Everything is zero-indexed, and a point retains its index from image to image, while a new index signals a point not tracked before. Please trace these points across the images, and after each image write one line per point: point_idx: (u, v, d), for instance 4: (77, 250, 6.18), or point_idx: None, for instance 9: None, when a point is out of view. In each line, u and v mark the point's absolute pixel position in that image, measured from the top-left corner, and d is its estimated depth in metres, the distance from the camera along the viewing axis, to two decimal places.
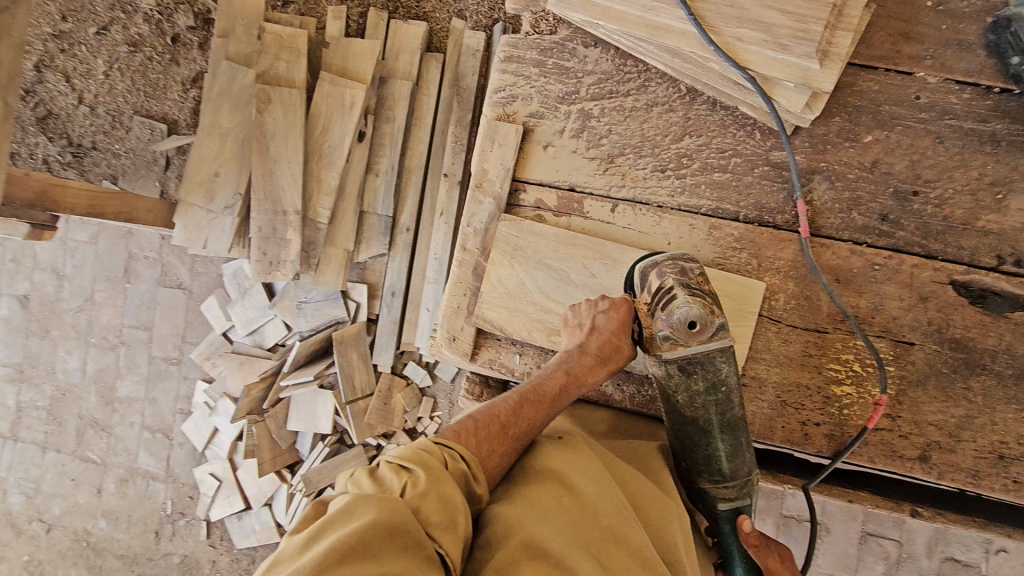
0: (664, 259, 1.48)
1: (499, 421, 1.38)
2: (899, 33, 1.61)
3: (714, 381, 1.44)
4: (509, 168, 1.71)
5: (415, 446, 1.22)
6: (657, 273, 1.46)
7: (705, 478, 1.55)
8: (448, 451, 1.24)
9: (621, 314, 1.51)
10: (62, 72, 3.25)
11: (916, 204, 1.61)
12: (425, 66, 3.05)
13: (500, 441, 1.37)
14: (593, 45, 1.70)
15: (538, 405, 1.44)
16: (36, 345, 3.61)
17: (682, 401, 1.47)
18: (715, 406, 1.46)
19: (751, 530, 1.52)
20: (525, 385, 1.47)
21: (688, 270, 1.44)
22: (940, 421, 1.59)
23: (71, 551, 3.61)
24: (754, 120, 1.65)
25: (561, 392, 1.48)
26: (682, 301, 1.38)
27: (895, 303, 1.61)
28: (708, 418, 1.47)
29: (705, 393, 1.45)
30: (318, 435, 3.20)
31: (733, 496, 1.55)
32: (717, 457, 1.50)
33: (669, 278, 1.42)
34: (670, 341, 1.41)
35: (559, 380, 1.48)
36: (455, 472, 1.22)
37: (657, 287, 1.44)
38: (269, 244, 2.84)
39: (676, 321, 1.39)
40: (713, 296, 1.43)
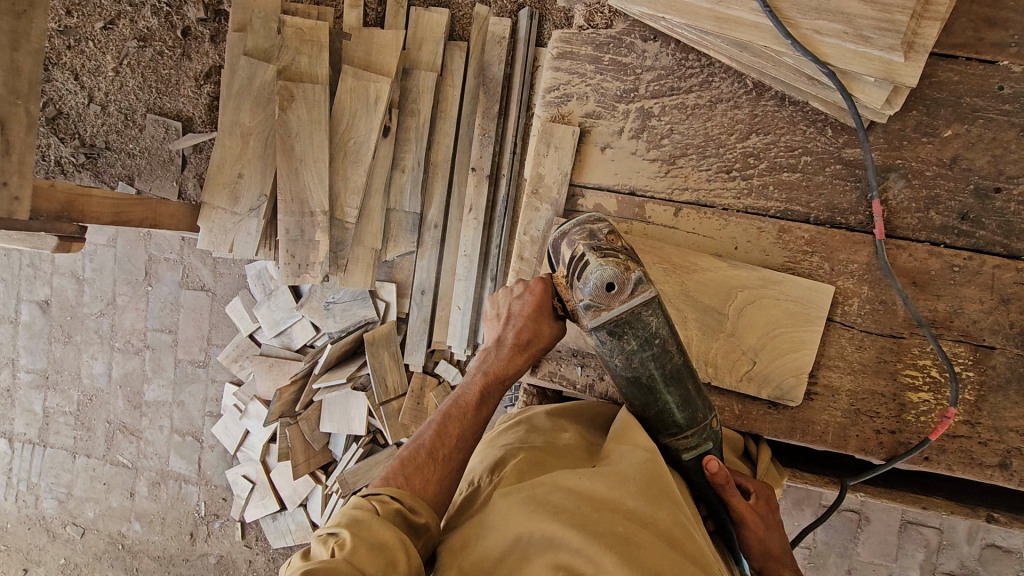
0: (570, 225, 1.32)
1: (425, 449, 1.27)
2: (982, 19, 1.50)
3: (646, 337, 1.29)
4: (567, 172, 1.64)
5: (344, 510, 1.18)
6: (567, 243, 1.31)
7: (665, 434, 1.43)
8: (375, 498, 1.19)
9: (537, 294, 1.38)
10: (70, 70, 3.14)
11: (998, 201, 1.53)
12: (448, 55, 2.90)
13: (433, 469, 1.26)
14: (652, 39, 1.61)
15: (463, 417, 1.33)
16: (60, 351, 3.57)
17: (620, 364, 1.33)
18: (654, 361, 1.32)
19: (717, 469, 1.40)
20: (447, 402, 1.36)
21: (596, 231, 1.29)
22: (1021, 426, 1.54)
23: (107, 554, 3.63)
24: (826, 116, 1.56)
25: (486, 396, 1.36)
26: (594, 266, 1.24)
27: (974, 306, 1.54)
28: (649, 375, 1.34)
29: (640, 350, 1.30)
30: (352, 436, 3.17)
31: (695, 443, 1.43)
32: (669, 411, 1.38)
33: (578, 244, 1.27)
34: (592, 309, 1.25)
35: (479, 385, 1.36)
36: (389, 515, 1.16)
37: (569, 258, 1.29)
38: (297, 246, 2.74)
39: (593, 287, 1.24)
40: (628, 252, 1.28)
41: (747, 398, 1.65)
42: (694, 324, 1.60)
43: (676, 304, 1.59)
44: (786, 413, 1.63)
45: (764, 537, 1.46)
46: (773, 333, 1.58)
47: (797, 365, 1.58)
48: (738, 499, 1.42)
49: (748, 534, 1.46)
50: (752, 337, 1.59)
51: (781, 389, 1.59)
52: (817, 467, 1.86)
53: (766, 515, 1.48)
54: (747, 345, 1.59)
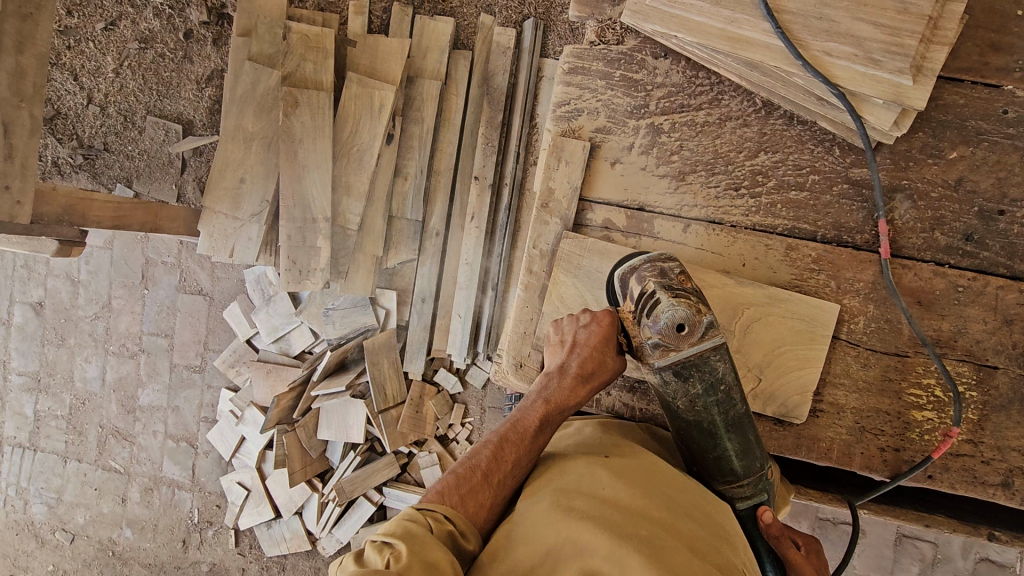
0: (641, 262, 1.38)
1: (481, 470, 1.29)
2: (988, 44, 1.53)
3: (711, 381, 1.35)
4: (577, 187, 1.65)
5: (399, 519, 1.16)
6: (637, 278, 1.36)
7: (721, 480, 1.46)
8: (430, 515, 1.19)
9: (604, 326, 1.40)
10: (70, 70, 3.11)
11: (1002, 224, 1.55)
12: (452, 63, 2.89)
13: (485, 492, 1.28)
14: (663, 56, 1.63)
15: (520, 444, 1.35)
16: (53, 354, 3.53)
17: (682, 406, 1.38)
18: (717, 406, 1.37)
19: (772, 520, 1.46)
20: (505, 424, 1.38)
21: (666, 270, 1.35)
22: (1023, 446, 1.55)
23: (96, 561, 3.58)
24: (834, 135, 1.58)
25: (543, 425, 1.39)
26: (666, 305, 1.28)
27: (978, 326, 1.56)
28: (711, 420, 1.39)
29: (704, 394, 1.36)
30: (350, 444, 3.15)
31: (750, 493, 1.48)
32: (729, 458, 1.42)
33: (650, 282, 1.33)
34: (660, 347, 1.31)
35: (539, 412, 1.38)
36: (441, 535, 1.16)
37: (638, 294, 1.34)
38: (299, 252, 2.70)
39: (663, 325, 1.29)
40: (697, 295, 1.33)
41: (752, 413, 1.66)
42: None
43: None
44: (792, 430, 1.64)
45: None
46: (779, 351, 1.58)
47: (801, 384, 1.59)
48: (791, 547, 1.44)
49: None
50: (758, 354, 1.59)
51: (786, 407, 1.60)
52: (821, 483, 1.87)
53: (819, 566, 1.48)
54: (753, 361, 1.60)
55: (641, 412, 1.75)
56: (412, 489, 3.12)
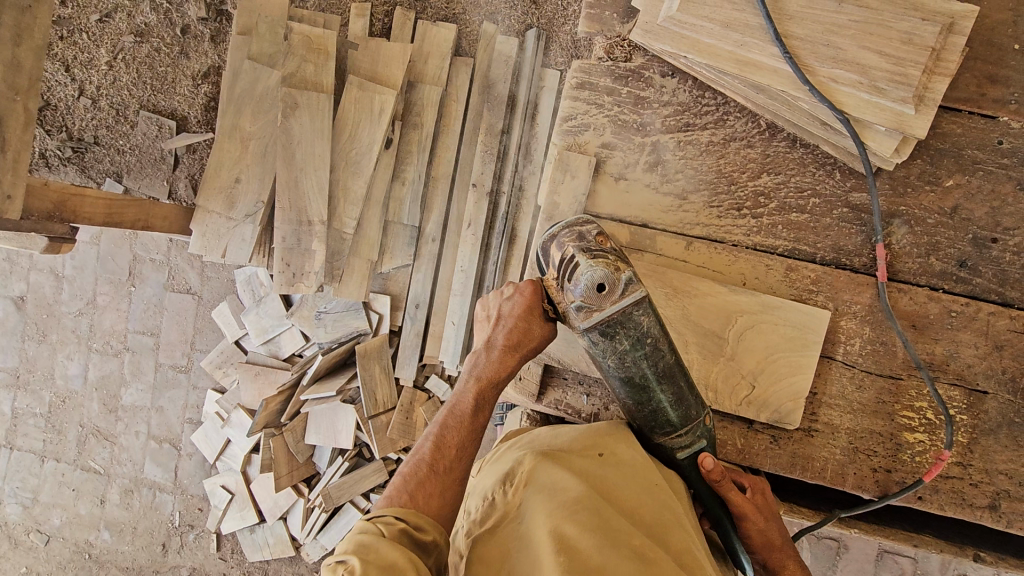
0: (560, 228, 1.29)
1: (425, 463, 1.24)
2: (985, 76, 1.56)
3: (638, 337, 1.24)
4: (582, 202, 1.65)
5: (351, 536, 1.13)
6: (556, 245, 1.27)
7: (659, 432, 1.42)
8: (380, 520, 1.16)
9: (527, 296, 1.34)
10: (62, 61, 3.00)
11: (995, 251, 1.58)
12: (454, 70, 2.88)
13: (435, 483, 1.23)
14: (670, 75, 1.66)
15: (461, 428, 1.29)
16: (33, 350, 3.45)
17: (614, 364, 1.28)
18: (646, 360, 1.29)
19: (713, 466, 1.44)
20: (443, 411, 1.33)
21: (584, 233, 1.25)
22: (1010, 469, 1.59)
23: (72, 563, 3.51)
24: (835, 160, 1.61)
25: (482, 402, 1.32)
26: (585, 266, 1.20)
27: (970, 351, 1.59)
28: (642, 374, 1.30)
29: (632, 350, 1.26)
30: (338, 449, 3.12)
31: (689, 441, 1.45)
32: (663, 409, 1.37)
33: (567, 246, 1.23)
34: (584, 310, 1.21)
35: (474, 390, 1.32)
36: (395, 535, 1.12)
37: (558, 260, 1.25)
38: (293, 254, 2.68)
39: (584, 287, 1.20)
40: (618, 253, 1.24)
41: (749, 427, 1.67)
42: (695, 350, 1.60)
43: (681, 331, 1.59)
44: (786, 447, 1.65)
45: (765, 529, 1.50)
46: (771, 359, 1.59)
47: (795, 390, 1.59)
48: (734, 492, 1.47)
49: (748, 527, 1.49)
50: (751, 361, 1.60)
51: (779, 413, 1.60)
52: (810, 500, 1.90)
53: (764, 506, 1.52)
54: (747, 368, 1.60)
55: None
56: None
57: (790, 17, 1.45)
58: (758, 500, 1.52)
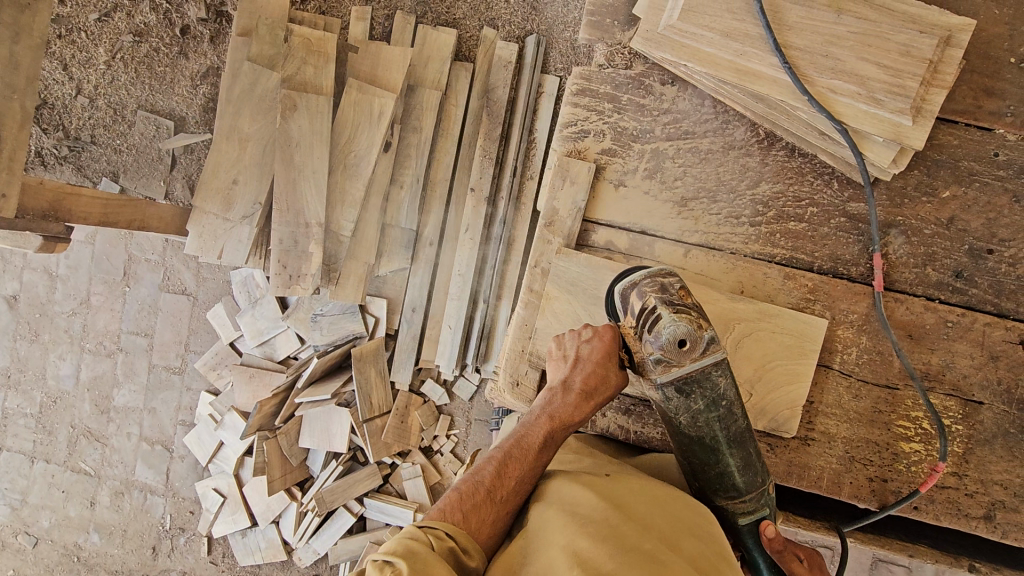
0: (641, 276, 1.36)
1: (484, 487, 1.26)
2: (982, 88, 1.57)
3: (713, 397, 1.35)
4: (581, 208, 1.65)
5: (401, 537, 1.13)
6: (637, 294, 1.34)
7: (722, 495, 1.46)
8: (431, 531, 1.17)
9: (606, 342, 1.38)
10: (60, 59, 2.99)
11: (990, 262, 1.59)
12: (454, 74, 2.89)
13: (489, 508, 1.25)
14: (670, 83, 1.66)
15: (525, 460, 1.31)
16: (25, 349, 3.42)
17: (685, 422, 1.38)
18: (719, 421, 1.38)
19: (774, 535, 1.45)
20: (508, 440, 1.34)
21: (667, 285, 1.33)
22: (1004, 480, 1.59)
23: (60, 566, 3.48)
24: (834, 169, 1.62)
25: (550, 440, 1.34)
26: (668, 321, 1.27)
27: (965, 361, 1.60)
28: (713, 436, 1.39)
29: (706, 410, 1.36)
30: (332, 453, 3.10)
31: (752, 508, 1.47)
32: (730, 473, 1.43)
33: (651, 297, 1.31)
34: (662, 363, 1.30)
35: (545, 427, 1.34)
36: (444, 552, 1.14)
37: (639, 310, 1.32)
38: (290, 257, 2.65)
39: (665, 341, 1.28)
40: (698, 310, 1.33)
41: None
42: None
43: None
44: (782, 456, 1.65)
45: None
46: (769, 368, 1.59)
47: (791, 398, 1.59)
48: (796, 565, 1.44)
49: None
50: (750, 370, 1.59)
51: (776, 422, 1.60)
52: (807, 509, 1.90)
53: None
54: (745, 377, 1.60)
55: (636, 435, 1.75)
56: (392, 501, 3.08)
57: (789, 28, 1.46)
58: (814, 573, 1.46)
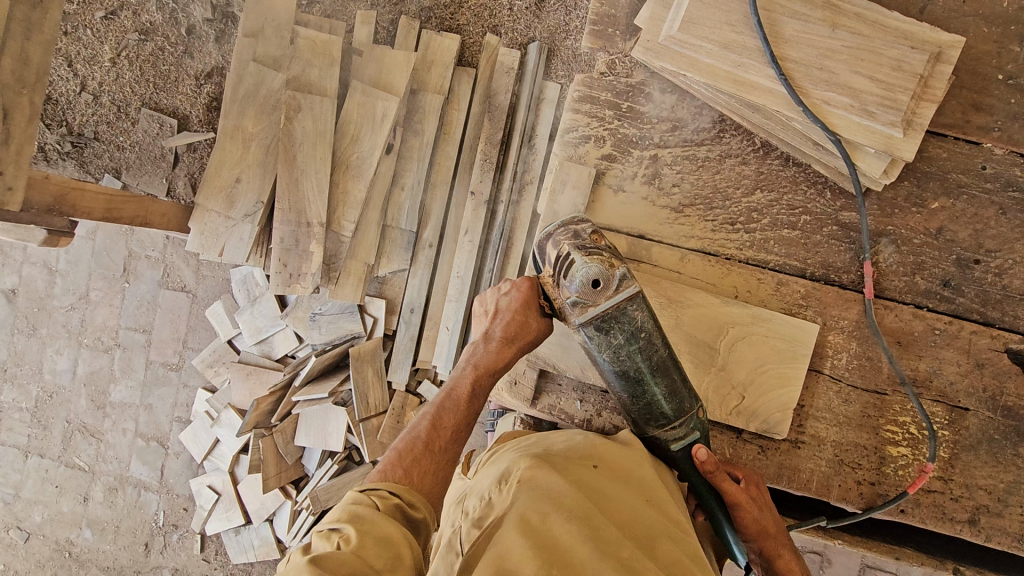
0: (556, 227, 1.37)
1: (420, 442, 1.33)
2: (970, 103, 1.62)
3: (632, 332, 1.32)
4: (581, 211, 1.69)
5: (345, 505, 1.19)
6: (553, 244, 1.35)
7: (654, 424, 1.48)
8: (374, 493, 1.22)
9: (524, 292, 1.41)
10: (65, 56, 3.03)
11: (977, 272, 1.64)
12: (456, 79, 2.93)
13: (430, 461, 1.32)
14: (669, 92, 1.71)
15: (456, 411, 1.37)
16: (23, 344, 3.42)
17: (608, 358, 1.35)
18: (640, 354, 1.35)
19: (706, 456, 1.44)
20: (439, 396, 1.40)
21: (579, 231, 1.32)
22: (989, 485, 1.63)
23: (51, 561, 3.47)
24: (827, 179, 1.66)
25: (477, 388, 1.39)
26: (579, 264, 1.27)
27: (952, 368, 1.64)
28: (637, 368, 1.36)
29: (627, 345, 1.33)
30: (327, 451, 3.12)
31: (682, 434, 1.49)
32: (657, 402, 1.43)
33: (563, 244, 1.31)
34: (580, 305, 1.29)
35: (471, 377, 1.39)
36: (389, 510, 1.19)
37: (554, 258, 1.32)
38: (290, 255, 2.68)
39: (579, 284, 1.27)
40: (611, 249, 1.31)
41: (737, 437, 1.70)
42: (686, 359, 1.63)
43: (673, 339, 1.63)
44: (773, 458, 1.68)
45: (759, 518, 1.48)
46: (761, 369, 1.62)
47: (783, 401, 1.62)
48: (728, 483, 1.46)
49: (742, 517, 1.48)
50: (741, 371, 1.63)
51: (768, 423, 1.63)
52: (797, 510, 1.94)
53: (757, 496, 1.50)
54: (736, 378, 1.64)
55: None
56: None
57: (786, 41, 1.51)
58: (750, 491, 1.50)
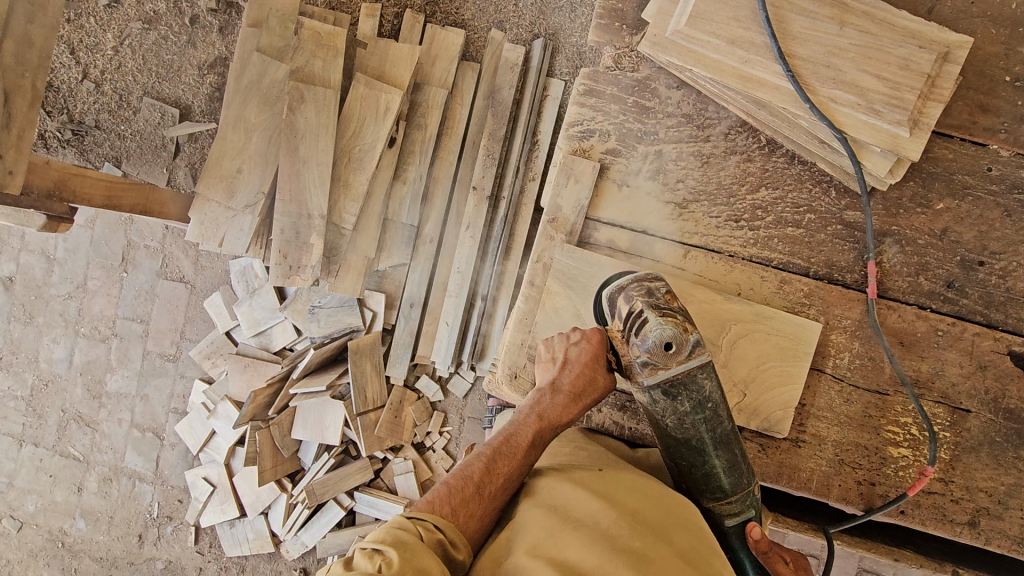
0: (630, 281, 1.43)
1: (474, 481, 1.28)
2: (977, 104, 1.62)
3: (699, 400, 1.39)
4: (584, 205, 1.68)
5: (389, 527, 1.13)
6: (624, 298, 1.41)
7: (708, 497, 1.50)
8: (419, 523, 1.17)
9: (594, 345, 1.44)
10: (67, 43, 3.00)
11: (981, 273, 1.63)
12: (460, 74, 2.91)
13: (477, 503, 1.28)
14: (676, 87, 1.70)
15: (513, 457, 1.35)
16: (19, 332, 3.40)
17: (672, 424, 1.42)
18: (704, 423, 1.41)
19: (760, 537, 1.45)
20: (496, 436, 1.38)
21: (654, 290, 1.39)
22: (989, 487, 1.63)
23: (44, 551, 3.46)
24: (831, 177, 1.66)
25: (537, 438, 1.40)
26: (654, 324, 1.34)
27: (955, 369, 1.64)
28: (699, 437, 1.42)
29: (692, 412, 1.40)
30: (324, 445, 3.10)
31: (738, 510, 1.50)
32: (716, 474, 1.46)
33: (637, 301, 1.37)
34: (649, 366, 1.36)
35: (533, 425, 1.40)
36: (433, 544, 1.15)
37: (626, 314, 1.38)
38: (290, 247, 2.66)
39: (651, 344, 1.34)
40: (684, 314, 1.39)
41: (737, 434, 1.69)
42: None
43: None
44: (774, 457, 1.68)
45: None
46: (764, 367, 1.62)
47: (785, 399, 1.62)
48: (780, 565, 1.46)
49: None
50: (744, 369, 1.62)
51: (769, 421, 1.63)
52: (796, 510, 1.94)
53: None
54: (738, 376, 1.63)
55: (630, 431, 1.78)
56: (383, 496, 3.09)
57: (793, 37, 1.50)
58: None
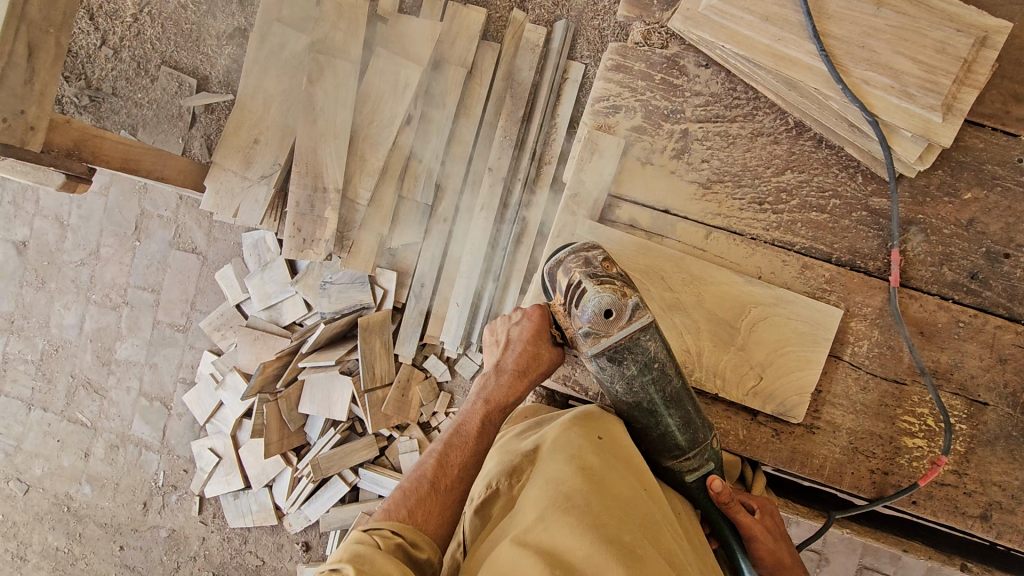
0: (566, 254, 1.42)
1: (427, 480, 1.33)
2: (1011, 93, 1.59)
3: (645, 362, 1.35)
4: (607, 182, 1.67)
5: (347, 545, 1.15)
6: (564, 271, 1.40)
7: (668, 456, 1.49)
8: (376, 533, 1.20)
9: (534, 322, 1.49)
10: (87, 10, 3.00)
11: (1006, 266, 1.61)
12: (481, 53, 2.88)
13: (434, 500, 1.32)
14: (705, 66, 1.68)
15: (465, 446, 1.40)
16: (31, 297, 3.42)
17: (621, 389, 1.38)
18: (654, 385, 1.38)
19: (721, 488, 1.48)
20: (448, 431, 1.43)
21: (590, 259, 1.38)
22: (1004, 481, 1.62)
23: (50, 515, 3.50)
24: (859, 163, 1.64)
25: (487, 423, 1.44)
26: (592, 293, 1.31)
27: (974, 362, 1.62)
28: (649, 399, 1.40)
29: (640, 375, 1.36)
30: (331, 421, 3.12)
31: (697, 465, 1.50)
32: (671, 433, 1.44)
33: (575, 272, 1.36)
34: (592, 336, 1.32)
35: (481, 412, 1.44)
36: (391, 549, 1.17)
37: (566, 286, 1.38)
38: (304, 220, 2.64)
39: (591, 313, 1.31)
40: (623, 278, 1.36)
41: (752, 419, 1.68)
42: (706, 338, 1.62)
43: (695, 316, 1.61)
44: (787, 442, 1.67)
45: (774, 550, 1.50)
46: (781, 351, 1.61)
47: (801, 383, 1.61)
48: (744, 514, 1.49)
49: (757, 548, 1.50)
50: (761, 353, 1.61)
51: (784, 406, 1.62)
52: (804, 497, 1.94)
53: (772, 527, 1.54)
54: (755, 359, 1.62)
55: None
56: (387, 473, 3.10)
57: (829, 17, 1.48)
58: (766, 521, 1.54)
